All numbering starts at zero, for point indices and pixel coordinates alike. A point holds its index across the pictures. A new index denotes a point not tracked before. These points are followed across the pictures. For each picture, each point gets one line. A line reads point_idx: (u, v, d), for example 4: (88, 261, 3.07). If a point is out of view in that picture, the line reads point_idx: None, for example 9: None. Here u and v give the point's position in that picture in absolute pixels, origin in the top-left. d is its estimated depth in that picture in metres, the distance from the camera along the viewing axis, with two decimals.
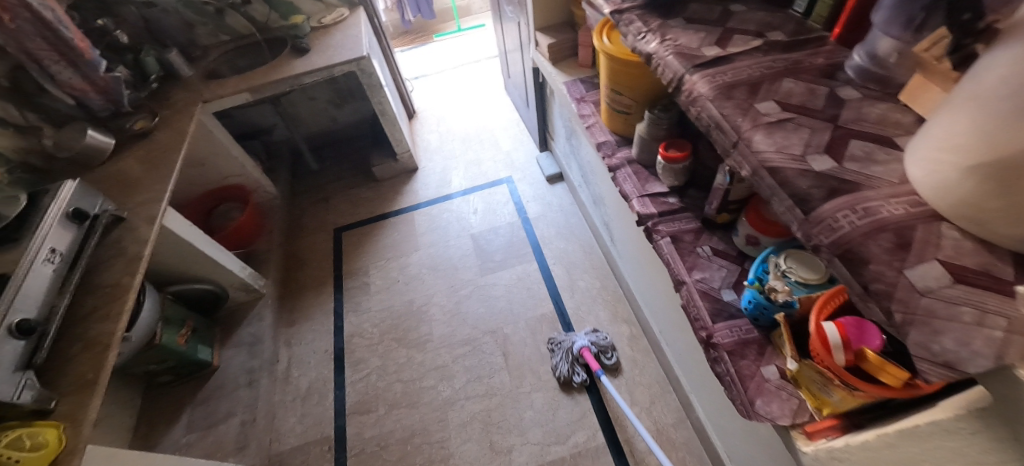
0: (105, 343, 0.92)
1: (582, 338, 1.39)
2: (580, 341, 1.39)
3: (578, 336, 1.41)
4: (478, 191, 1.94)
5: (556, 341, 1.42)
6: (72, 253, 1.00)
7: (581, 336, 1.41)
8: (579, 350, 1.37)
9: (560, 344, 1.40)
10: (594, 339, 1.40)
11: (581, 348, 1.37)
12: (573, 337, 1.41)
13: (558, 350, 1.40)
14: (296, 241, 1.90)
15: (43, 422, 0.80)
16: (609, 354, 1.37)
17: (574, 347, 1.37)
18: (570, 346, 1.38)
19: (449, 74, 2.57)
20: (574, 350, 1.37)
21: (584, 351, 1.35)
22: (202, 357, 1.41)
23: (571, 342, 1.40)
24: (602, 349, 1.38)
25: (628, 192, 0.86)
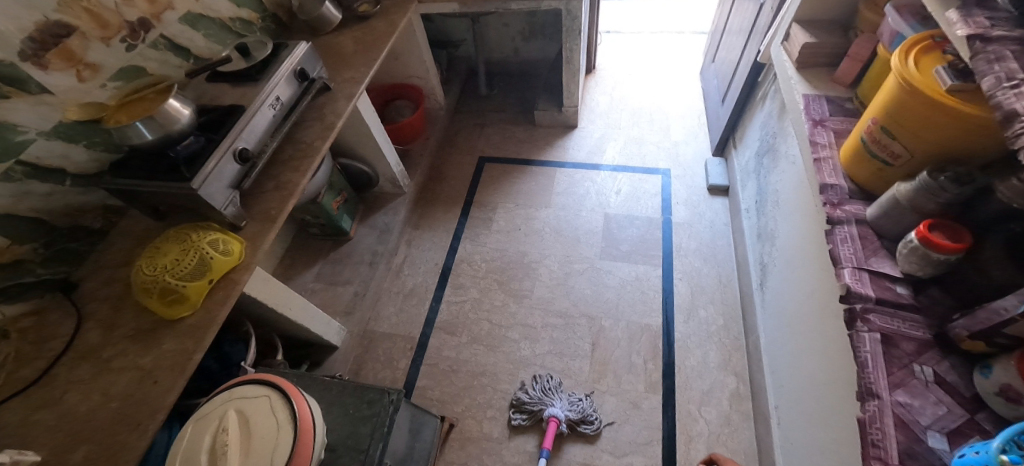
0: (290, 190, 1.07)
1: (560, 407, 1.25)
2: (554, 407, 1.25)
3: (558, 401, 1.26)
4: (629, 172, 1.81)
5: (535, 382, 1.33)
6: (288, 106, 1.15)
7: (562, 399, 1.27)
8: (547, 414, 1.24)
9: (537, 394, 1.29)
10: (571, 412, 1.25)
11: (551, 415, 1.23)
12: (553, 398, 1.27)
13: (528, 401, 1.29)
14: (445, 155, 2.00)
15: (233, 234, 0.98)
16: (587, 424, 1.24)
17: (543, 410, 1.25)
18: (540, 407, 1.26)
19: (647, 38, 2.35)
20: (543, 408, 1.26)
21: (550, 425, 1.21)
22: (343, 226, 1.61)
23: (548, 399, 1.27)
24: (579, 420, 1.24)
25: (842, 257, 0.70)
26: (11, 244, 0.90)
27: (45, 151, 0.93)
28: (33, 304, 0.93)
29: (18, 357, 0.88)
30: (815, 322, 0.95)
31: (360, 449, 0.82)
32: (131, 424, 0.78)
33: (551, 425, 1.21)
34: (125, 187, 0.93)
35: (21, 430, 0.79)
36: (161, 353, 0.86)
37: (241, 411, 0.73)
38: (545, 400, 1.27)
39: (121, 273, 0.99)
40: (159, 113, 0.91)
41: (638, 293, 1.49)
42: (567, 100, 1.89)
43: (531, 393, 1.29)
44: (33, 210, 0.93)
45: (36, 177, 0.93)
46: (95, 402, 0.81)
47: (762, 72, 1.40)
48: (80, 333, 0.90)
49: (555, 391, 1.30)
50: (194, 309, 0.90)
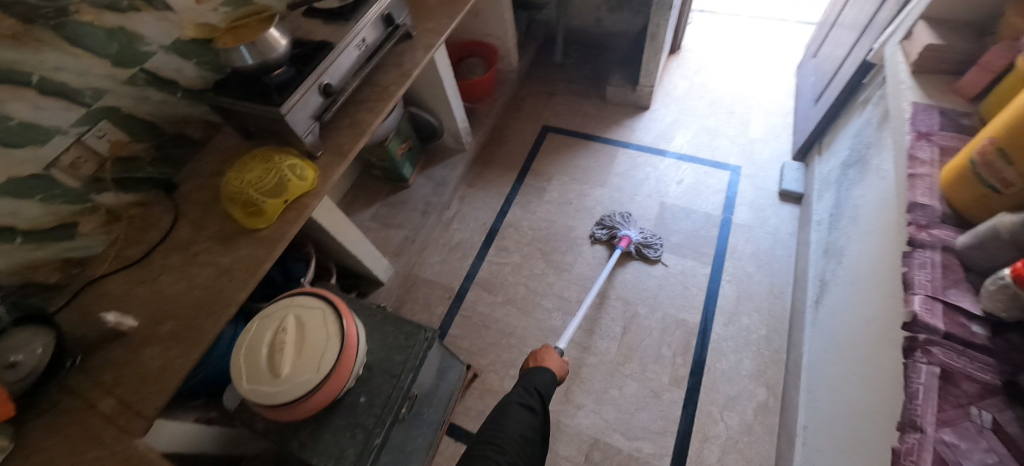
0: (362, 129, 1.14)
1: (632, 230, 1.54)
2: (627, 229, 1.54)
3: (631, 226, 1.55)
4: (695, 163, 1.73)
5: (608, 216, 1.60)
6: (371, 48, 1.20)
7: (632, 226, 1.56)
8: (620, 235, 1.53)
9: (620, 219, 1.58)
10: (643, 235, 1.53)
11: (625, 236, 1.52)
12: (626, 225, 1.56)
13: (602, 229, 1.58)
14: (509, 118, 2.01)
15: (309, 163, 1.07)
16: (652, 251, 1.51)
17: (618, 234, 1.53)
18: (614, 228, 1.56)
19: (743, 22, 2.17)
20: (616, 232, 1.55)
21: (625, 240, 1.49)
22: (404, 173, 1.68)
23: (624, 224, 1.56)
24: (643, 245, 1.52)
25: (916, 282, 0.66)
26: (129, 142, 1.03)
27: (164, 63, 1.05)
28: (140, 196, 1.08)
29: (126, 239, 1.04)
30: (867, 350, 0.89)
31: (393, 374, 0.89)
32: (208, 311, 0.91)
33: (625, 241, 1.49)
34: (224, 105, 1.03)
35: (125, 299, 0.94)
36: (237, 257, 0.97)
37: (298, 317, 0.82)
38: (615, 228, 1.56)
39: (211, 182, 1.11)
40: (259, 41, 0.98)
41: (680, 287, 1.46)
42: (643, 78, 1.81)
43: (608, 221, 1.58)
44: (148, 115, 1.06)
45: (154, 85, 1.05)
46: (181, 287, 0.94)
47: (870, 74, 1.26)
48: (175, 228, 1.04)
49: (626, 222, 1.58)
50: (270, 223, 1.00)
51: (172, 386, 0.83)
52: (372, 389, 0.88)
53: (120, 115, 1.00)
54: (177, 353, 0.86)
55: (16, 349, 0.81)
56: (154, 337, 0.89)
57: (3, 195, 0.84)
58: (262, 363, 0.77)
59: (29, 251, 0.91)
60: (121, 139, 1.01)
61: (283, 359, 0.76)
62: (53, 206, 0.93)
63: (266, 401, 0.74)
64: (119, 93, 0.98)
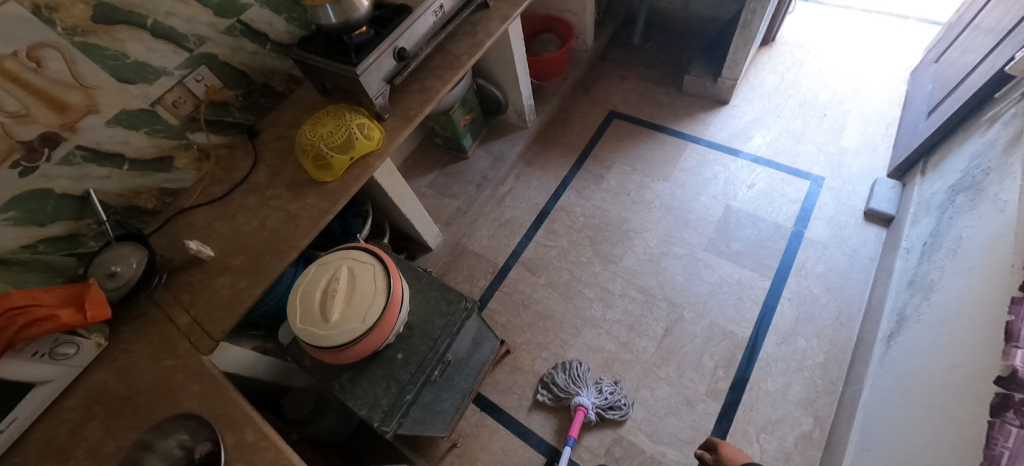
0: (430, 96, 1.15)
1: (588, 397, 1.22)
2: (583, 396, 1.22)
3: (587, 390, 1.23)
4: (772, 168, 1.60)
5: (556, 372, 1.30)
6: (448, 15, 1.20)
7: (591, 389, 1.24)
8: (575, 403, 1.21)
9: (564, 381, 1.27)
10: (599, 400, 1.23)
11: (580, 408, 1.20)
12: (582, 389, 1.24)
13: (552, 385, 1.29)
14: (576, 100, 1.95)
15: (377, 124, 1.10)
16: (611, 413, 1.22)
17: (574, 399, 1.22)
18: (571, 396, 1.23)
19: (855, 15, 1.93)
20: (574, 398, 1.23)
21: (577, 415, 1.19)
22: (464, 144, 1.70)
23: (581, 385, 1.25)
24: (604, 409, 1.23)
25: (1023, 334, 0.57)
26: (223, 87, 1.12)
27: (258, 16, 1.11)
28: (227, 139, 1.17)
29: (212, 177, 1.14)
30: (943, 397, 0.80)
31: (431, 336, 0.93)
32: (274, 251, 0.98)
33: (578, 415, 1.19)
34: (307, 61, 1.09)
35: (207, 230, 1.05)
36: (304, 205, 1.04)
37: (351, 269, 0.86)
38: (573, 387, 1.26)
39: (289, 132, 1.18)
40: (345, 0, 1.00)
41: (734, 297, 1.38)
42: (727, 70, 1.67)
43: (559, 384, 1.27)
44: (241, 64, 1.13)
45: (248, 37, 1.12)
46: (253, 227, 1.03)
47: (1005, 87, 1.08)
48: (254, 171, 1.12)
49: (581, 380, 1.27)
50: (336, 178, 1.06)
51: (238, 313, 0.92)
52: (410, 347, 0.92)
53: (216, 62, 1.08)
54: (245, 285, 0.94)
55: (117, 260, 0.92)
56: (227, 268, 0.98)
57: (117, 124, 0.95)
58: (315, 307, 0.83)
59: (134, 178, 1.03)
60: (215, 84, 1.10)
61: (333, 306, 0.81)
62: (156, 139, 1.03)
63: (314, 341, 0.80)
64: (218, 41, 1.06)
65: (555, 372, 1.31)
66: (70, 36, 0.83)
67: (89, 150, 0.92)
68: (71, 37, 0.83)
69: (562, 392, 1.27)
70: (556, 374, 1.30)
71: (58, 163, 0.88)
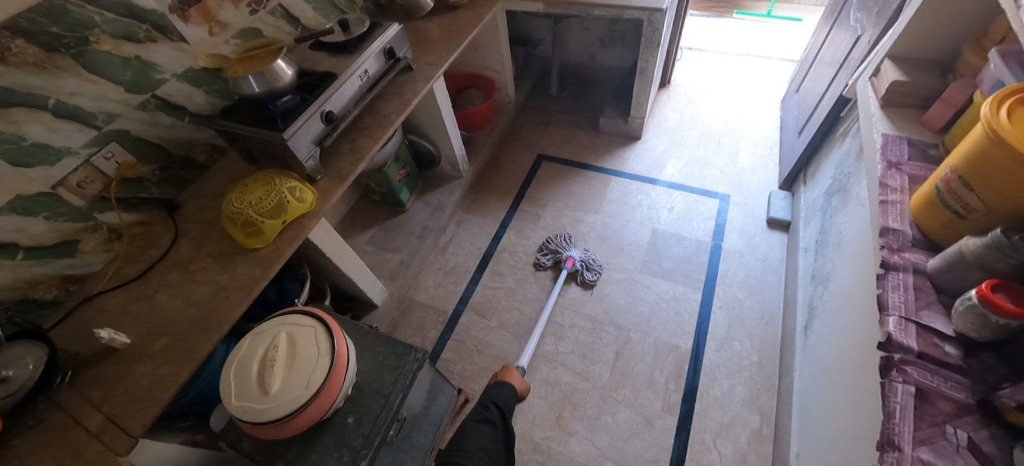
0: (362, 154, 1.18)
1: (576, 251, 1.61)
2: (570, 251, 1.61)
3: (573, 247, 1.62)
4: (686, 191, 1.78)
5: (553, 239, 1.66)
6: (374, 79, 1.26)
7: (579, 249, 1.63)
8: (566, 255, 1.60)
9: (556, 244, 1.64)
10: (585, 256, 1.60)
11: (569, 257, 1.59)
12: (571, 245, 1.63)
13: (547, 250, 1.65)
14: (506, 147, 2.07)
15: (309, 186, 1.10)
16: (593, 269, 1.57)
17: (563, 253, 1.60)
18: (562, 250, 1.62)
19: (730, 58, 2.28)
20: (563, 251, 1.61)
21: (569, 260, 1.56)
22: (402, 198, 1.72)
23: (571, 245, 1.64)
24: (586, 269, 1.57)
25: (890, 303, 0.68)
26: (137, 163, 1.07)
27: (175, 90, 1.10)
28: (143, 215, 1.11)
29: (125, 257, 1.06)
30: (853, 374, 0.90)
31: (382, 394, 0.89)
32: (201, 329, 0.92)
33: (569, 261, 1.56)
34: (230, 130, 1.08)
35: (120, 316, 0.96)
36: (234, 275, 0.99)
37: (291, 335, 0.83)
38: (563, 247, 1.63)
39: (214, 202, 1.14)
40: (267, 70, 1.04)
41: (673, 313, 1.47)
42: (635, 110, 1.88)
43: (555, 242, 1.65)
44: (157, 138, 1.10)
45: (164, 110, 1.09)
46: (176, 305, 0.96)
47: (847, 107, 1.33)
48: (174, 247, 1.06)
49: (568, 242, 1.65)
50: (268, 243, 1.03)
51: (161, 403, 0.83)
52: (360, 409, 0.88)
53: (129, 138, 1.04)
54: (168, 370, 0.87)
55: (7, 363, 0.81)
56: (146, 354, 0.89)
57: (10, 212, 0.87)
58: (252, 380, 0.77)
59: (29, 267, 0.93)
60: (129, 160, 1.05)
61: (273, 376, 0.77)
62: (58, 224, 0.95)
63: (252, 418, 0.74)
64: (130, 117, 1.03)
65: (545, 243, 1.68)
66: None
67: None
68: None
69: (555, 250, 1.63)
70: (553, 239, 1.67)
71: None
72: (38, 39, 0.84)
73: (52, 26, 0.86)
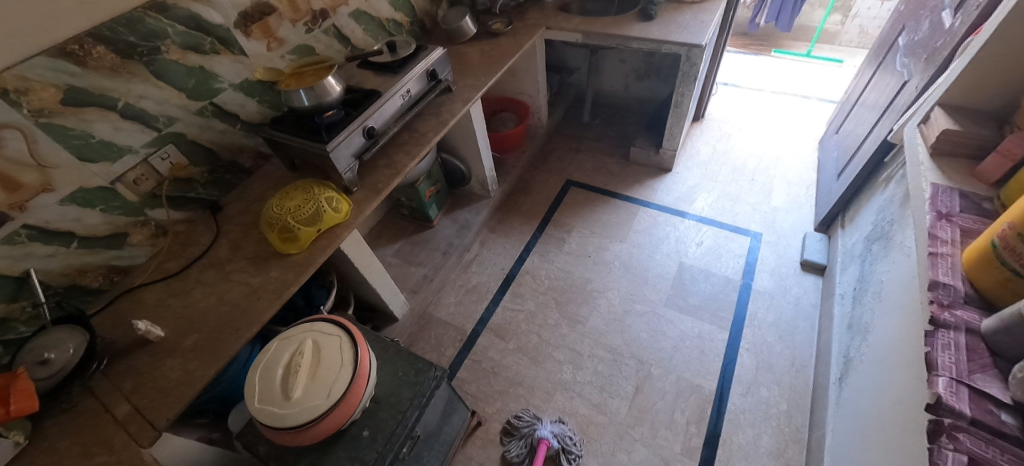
0: (398, 169, 1.22)
1: (549, 429, 1.26)
2: (543, 428, 1.26)
3: (547, 423, 1.27)
4: (716, 227, 1.74)
5: (522, 414, 1.32)
6: (415, 98, 1.31)
7: (554, 424, 1.28)
8: (538, 437, 1.25)
9: (524, 424, 1.29)
10: (559, 430, 1.26)
11: (545, 438, 1.24)
12: (544, 421, 1.29)
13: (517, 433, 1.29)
14: (535, 170, 2.09)
15: (345, 197, 1.14)
16: (571, 448, 1.23)
17: (533, 432, 1.26)
18: (531, 431, 1.26)
19: (766, 96, 2.26)
20: (534, 434, 1.25)
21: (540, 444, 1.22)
22: (430, 214, 1.75)
23: (543, 420, 1.29)
24: (565, 446, 1.24)
25: (940, 363, 0.64)
26: (188, 165, 1.13)
27: (231, 99, 1.16)
28: (188, 214, 1.16)
29: (168, 253, 1.11)
30: (894, 434, 0.84)
31: (399, 409, 0.89)
32: (232, 328, 0.94)
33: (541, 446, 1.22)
34: (278, 139, 1.14)
35: (158, 309, 1.00)
36: (267, 278, 1.02)
37: (316, 343, 0.84)
38: (534, 426, 1.28)
39: (254, 206, 1.19)
40: (317, 86, 1.09)
41: (697, 351, 1.42)
42: (667, 142, 1.88)
43: (526, 420, 1.30)
44: (209, 142, 1.16)
45: (218, 117, 1.15)
46: (211, 303, 0.99)
47: (891, 153, 1.29)
48: (214, 246, 1.11)
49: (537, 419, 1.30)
50: (301, 250, 1.06)
51: (187, 397, 0.85)
52: (377, 422, 0.88)
53: (184, 141, 1.10)
54: (197, 365, 0.89)
55: (52, 346, 0.85)
56: (178, 348, 0.92)
57: (71, 203, 0.93)
58: (275, 384, 0.79)
59: (82, 256, 0.98)
60: (182, 162, 1.11)
61: (296, 382, 0.78)
62: (111, 217, 1.01)
63: (273, 422, 0.75)
64: (189, 121, 1.10)
65: (510, 426, 1.32)
66: (36, 117, 0.84)
67: (37, 228, 0.89)
68: (37, 118, 0.84)
69: (525, 438, 1.27)
70: (518, 416, 1.33)
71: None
72: (115, 46, 0.92)
73: (129, 35, 0.93)
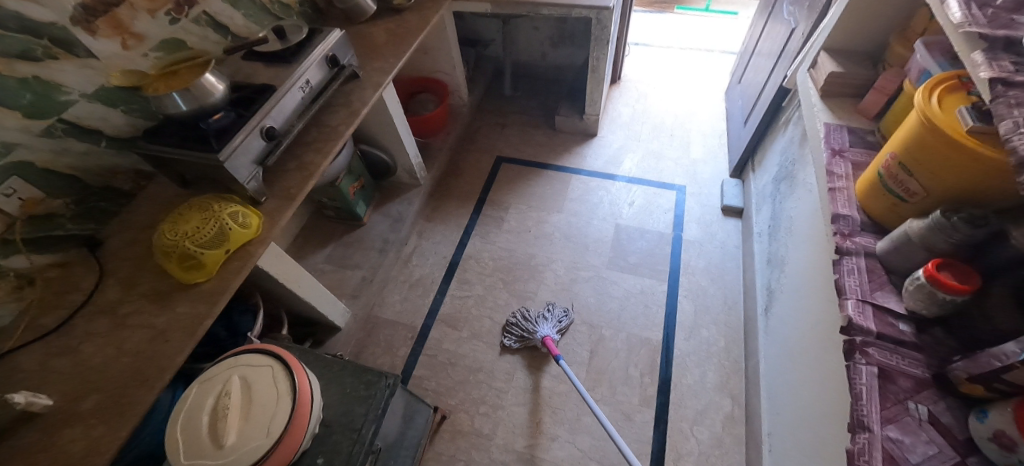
0: (311, 171, 1.11)
1: (547, 326, 1.40)
2: (541, 329, 1.39)
3: (541, 324, 1.40)
4: (645, 184, 1.81)
5: (520, 317, 1.44)
6: (317, 89, 1.19)
7: (546, 322, 1.42)
8: (541, 338, 1.37)
9: (523, 330, 1.41)
10: (555, 325, 1.41)
11: (545, 336, 1.37)
12: (538, 323, 1.40)
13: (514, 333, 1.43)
14: (463, 151, 2.03)
15: (253, 209, 1.02)
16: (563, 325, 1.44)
17: (536, 336, 1.37)
18: (534, 335, 1.38)
19: (675, 52, 2.35)
20: (535, 334, 1.38)
21: (548, 344, 1.33)
22: (358, 211, 1.64)
23: (540, 319, 1.42)
24: (561, 330, 1.42)
25: (848, 288, 0.70)
26: (45, 198, 0.94)
27: (87, 113, 0.98)
28: (59, 256, 0.98)
29: (41, 306, 0.93)
30: (816, 354, 0.94)
31: (354, 428, 0.84)
32: (139, 379, 0.82)
33: (549, 343, 1.33)
34: (157, 154, 0.98)
35: (39, 374, 0.84)
36: (174, 315, 0.89)
37: (244, 378, 0.75)
38: (531, 327, 1.40)
39: (144, 235, 1.03)
40: (194, 86, 0.95)
41: (642, 306, 1.49)
42: (589, 107, 1.89)
43: (524, 323, 1.42)
44: (68, 167, 0.97)
45: (73, 135, 0.97)
46: (108, 355, 0.85)
47: (787, 97, 1.40)
48: (100, 289, 0.95)
49: (530, 320, 1.42)
50: (210, 276, 0.94)
51: None
52: (331, 446, 0.82)
53: (33, 169, 0.91)
54: (103, 430, 0.77)
55: None
56: (74, 415, 0.79)
57: None
58: (202, 433, 0.70)
59: None
60: (35, 195, 0.92)
61: (227, 427, 0.70)
62: None
63: None
64: (33, 146, 0.90)
65: (509, 332, 1.44)
66: None
67: None
68: None
69: (524, 335, 1.41)
70: (515, 317, 1.45)
71: None
72: None
73: None
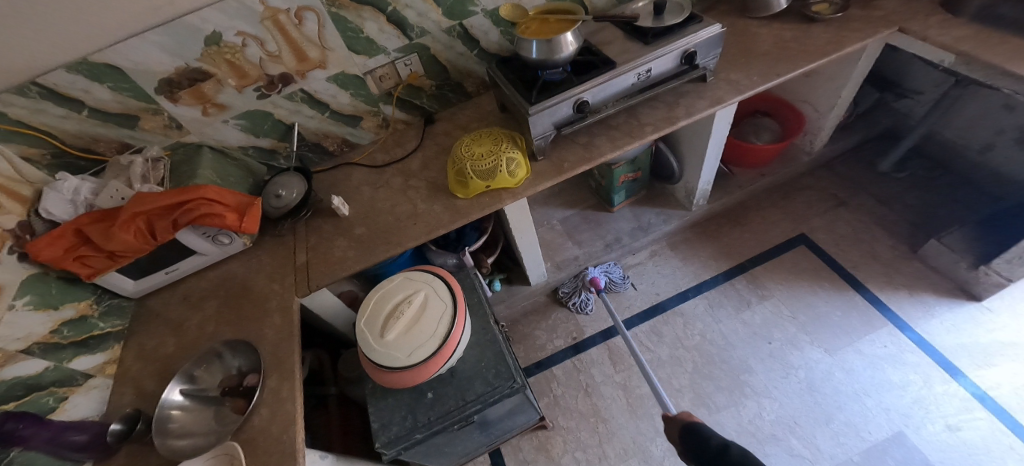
0: (593, 156, 1.07)
1: (596, 270, 1.51)
2: (591, 271, 1.51)
3: (593, 269, 1.51)
4: (1007, 425, 1.09)
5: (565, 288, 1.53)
6: (653, 81, 1.09)
7: (597, 270, 1.52)
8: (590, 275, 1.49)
9: (577, 281, 1.52)
10: (606, 271, 1.52)
11: (594, 277, 1.47)
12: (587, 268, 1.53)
13: (568, 292, 1.53)
14: (764, 202, 1.64)
15: (527, 163, 1.08)
16: (618, 280, 1.52)
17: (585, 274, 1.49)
18: (584, 275, 1.50)
19: None
20: (584, 274, 1.51)
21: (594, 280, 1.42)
22: (614, 199, 1.59)
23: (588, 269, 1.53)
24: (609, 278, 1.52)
25: None
26: (423, 76, 1.22)
27: (479, 26, 1.16)
28: (409, 118, 1.30)
29: (382, 146, 1.28)
30: None
31: (464, 398, 0.89)
32: (385, 240, 1.05)
33: (595, 280, 1.42)
34: (497, 80, 1.11)
35: (354, 191, 1.18)
36: (430, 208, 1.08)
37: (426, 300, 0.87)
38: (582, 271, 1.53)
39: (456, 133, 1.25)
40: (552, 42, 0.96)
41: None
42: (1001, 262, 1.18)
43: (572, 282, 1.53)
44: (448, 61, 1.21)
45: (462, 39, 1.18)
46: (385, 207, 1.12)
47: None
48: (412, 156, 1.22)
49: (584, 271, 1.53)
50: (466, 197, 1.08)
51: (334, 278, 1.01)
52: (442, 394, 0.90)
53: (427, 54, 1.17)
54: (352, 256, 1.04)
55: (284, 186, 1.10)
56: (349, 233, 1.09)
57: (334, 81, 1.13)
58: (380, 316, 0.86)
59: (328, 125, 1.21)
60: (419, 72, 1.20)
61: (393, 327, 0.83)
62: (356, 102, 1.19)
63: (363, 349, 0.83)
64: (438, 38, 1.15)
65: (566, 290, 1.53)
66: (329, 6, 0.99)
67: (307, 94, 1.12)
68: (329, 6, 0.99)
69: (578, 287, 1.51)
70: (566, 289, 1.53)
71: (284, 96, 1.11)
72: None
73: None
